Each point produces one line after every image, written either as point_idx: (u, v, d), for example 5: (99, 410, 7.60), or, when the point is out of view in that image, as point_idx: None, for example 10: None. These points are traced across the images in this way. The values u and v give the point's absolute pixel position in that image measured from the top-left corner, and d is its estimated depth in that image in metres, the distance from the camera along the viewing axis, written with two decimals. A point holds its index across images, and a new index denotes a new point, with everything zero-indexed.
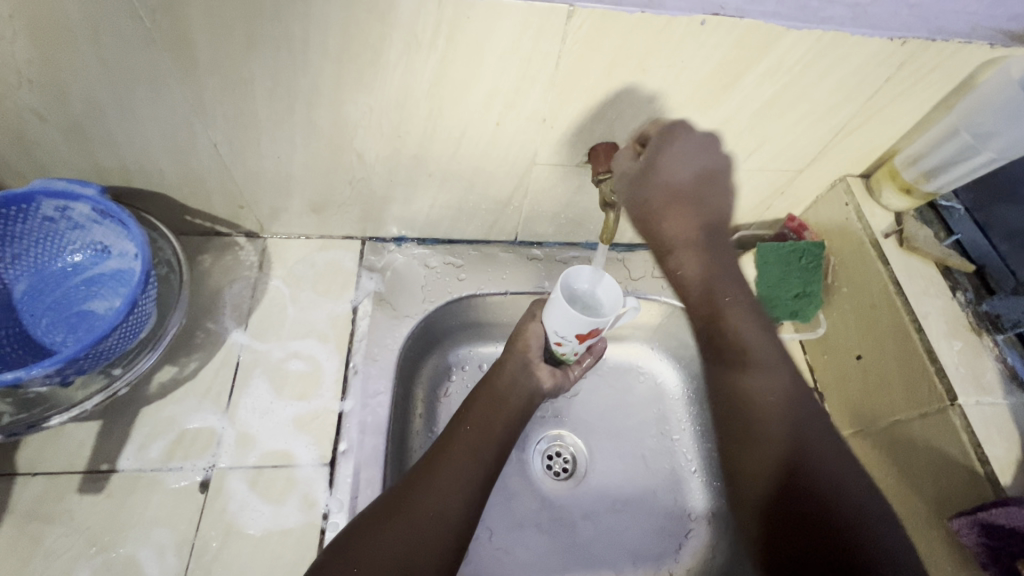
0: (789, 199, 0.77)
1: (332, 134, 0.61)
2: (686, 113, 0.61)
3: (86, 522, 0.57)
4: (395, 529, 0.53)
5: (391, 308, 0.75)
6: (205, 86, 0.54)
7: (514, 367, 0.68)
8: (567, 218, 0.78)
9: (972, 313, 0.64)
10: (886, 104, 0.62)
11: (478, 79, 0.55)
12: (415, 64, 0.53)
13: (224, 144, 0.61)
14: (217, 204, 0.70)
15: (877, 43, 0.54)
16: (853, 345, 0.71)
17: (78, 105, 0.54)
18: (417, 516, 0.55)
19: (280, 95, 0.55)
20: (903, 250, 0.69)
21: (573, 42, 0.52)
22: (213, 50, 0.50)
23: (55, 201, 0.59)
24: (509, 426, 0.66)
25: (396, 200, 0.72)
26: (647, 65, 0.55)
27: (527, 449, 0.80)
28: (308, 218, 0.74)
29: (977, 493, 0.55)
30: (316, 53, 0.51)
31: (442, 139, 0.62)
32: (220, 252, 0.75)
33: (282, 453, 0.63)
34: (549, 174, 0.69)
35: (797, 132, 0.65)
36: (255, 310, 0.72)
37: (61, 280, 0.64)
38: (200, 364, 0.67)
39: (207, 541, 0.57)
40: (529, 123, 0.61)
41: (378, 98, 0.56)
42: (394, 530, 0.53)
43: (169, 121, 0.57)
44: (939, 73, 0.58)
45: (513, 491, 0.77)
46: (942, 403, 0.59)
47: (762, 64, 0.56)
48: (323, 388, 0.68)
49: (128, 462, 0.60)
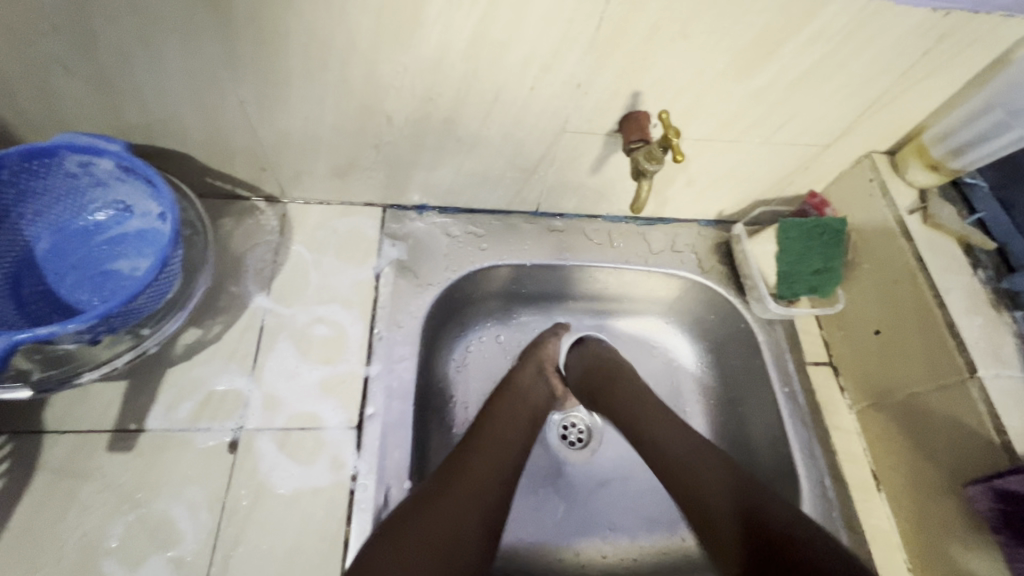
0: (812, 175, 0.77)
1: (363, 95, 0.59)
2: (722, 83, 0.60)
3: (117, 480, 0.57)
4: (433, 509, 0.55)
5: (414, 276, 0.75)
6: (237, 40, 0.52)
7: (533, 369, 0.76)
8: (590, 190, 0.78)
9: (991, 289, 0.65)
10: (920, 78, 0.62)
11: (516, 39, 0.54)
12: (454, 21, 0.52)
13: (252, 102, 0.59)
14: (239, 166, 0.69)
15: (921, 14, 0.54)
16: (872, 320, 0.73)
17: (105, 56, 0.53)
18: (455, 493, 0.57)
19: (312, 51, 0.54)
20: (926, 226, 0.69)
21: (617, 4, 0.51)
22: (248, 1, 0.49)
23: (79, 156, 0.57)
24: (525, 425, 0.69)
25: (421, 166, 0.71)
26: (688, 31, 0.54)
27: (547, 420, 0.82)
28: (330, 183, 0.73)
29: (992, 461, 0.57)
30: (355, 5, 0.50)
31: (475, 102, 0.61)
32: (241, 216, 0.74)
33: (309, 416, 0.63)
34: (579, 143, 0.68)
35: (830, 106, 0.65)
36: (277, 276, 0.71)
37: (83, 238, 0.63)
38: (224, 327, 0.67)
39: (238, 500, 0.58)
40: (564, 88, 0.60)
41: (413, 56, 0.55)
42: (435, 510, 0.54)
43: (198, 77, 0.56)
44: (978, 47, 0.58)
45: (532, 460, 0.78)
46: (960, 376, 0.60)
47: (803, 33, 0.55)
48: (348, 353, 0.68)
49: (157, 421, 0.60)
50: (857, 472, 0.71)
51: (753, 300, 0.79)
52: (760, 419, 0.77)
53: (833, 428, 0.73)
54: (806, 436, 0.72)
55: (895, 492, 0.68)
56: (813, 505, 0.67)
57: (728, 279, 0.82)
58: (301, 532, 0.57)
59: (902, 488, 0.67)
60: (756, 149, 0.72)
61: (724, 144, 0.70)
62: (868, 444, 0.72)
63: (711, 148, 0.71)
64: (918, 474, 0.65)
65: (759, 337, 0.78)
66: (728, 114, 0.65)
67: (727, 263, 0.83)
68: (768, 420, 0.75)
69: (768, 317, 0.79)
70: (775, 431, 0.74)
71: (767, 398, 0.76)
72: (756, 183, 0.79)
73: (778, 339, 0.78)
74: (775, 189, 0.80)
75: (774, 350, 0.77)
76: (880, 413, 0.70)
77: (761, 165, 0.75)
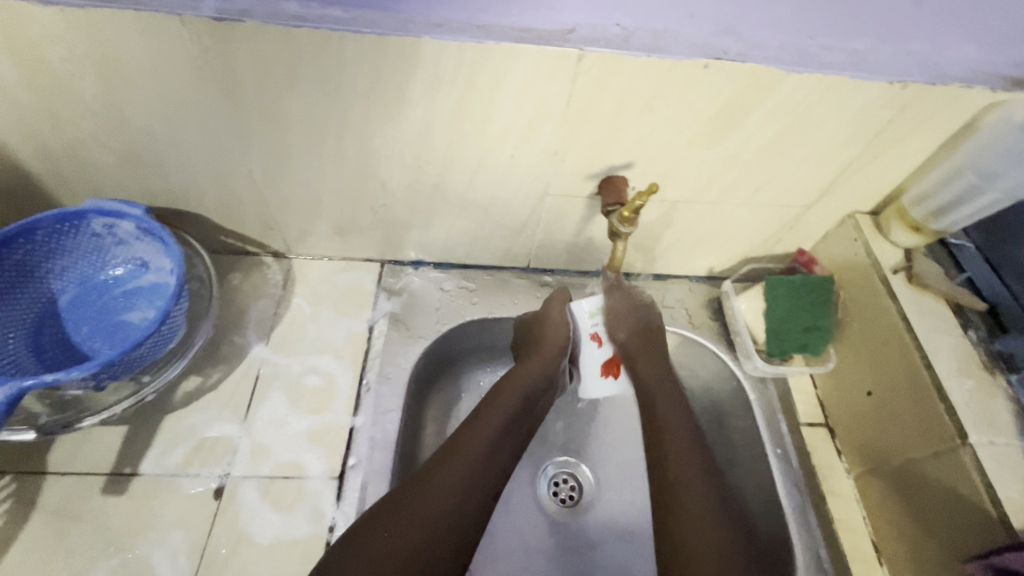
0: (799, 233, 0.78)
1: (356, 163, 0.65)
2: (692, 150, 0.64)
3: (107, 522, 0.60)
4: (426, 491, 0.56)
5: (406, 329, 0.77)
6: (244, 118, 0.59)
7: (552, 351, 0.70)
8: (579, 248, 0.80)
9: (984, 351, 0.65)
10: (889, 145, 0.63)
11: (493, 114, 0.59)
12: (436, 100, 0.57)
13: (258, 170, 0.66)
14: (248, 225, 0.75)
15: (879, 86, 0.56)
16: (863, 381, 0.72)
17: (132, 132, 0.60)
18: (444, 488, 0.57)
19: (311, 128, 0.60)
20: (912, 286, 0.69)
21: (583, 83, 0.55)
22: (254, 86, 0.55)
23: (104, 218, 0.64)
24: (522, 398, 0.67)
25: (415, 225, 0.75)
26: (654, 105, 0.58)
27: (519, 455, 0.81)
28: (331, 241, 0.78)
29: (992, 535, 0.55)
30: (346, 88, 0.56)
31: (460, 169, 0.66)
32: (248, 270, 0.79)
33: (293, 465, 0.65)
34: (562, 205, 0.72)
35: (803, 169, 0.67)
36: (277, 327, 0.75)
37: (102, 291, 0.69)
38: (223, 374, 0.71)
39: (218, 548, 0.59)
40: (543, 156, 0.64)
41: (402, 131, 0.61)
42: (429, 495, 0.56)
43: (210, 149, 0.63)
44: (942, 115, 0.59)
45: (503, 494, 0.78)
46: (953, 442, 0.59)
47: (766, 105, 0.58)
48: (336, 404, 0.70)
49: (150, 466, 0.63)
50: (855, 541, 0.68)
51: (743, 356, 0.78)
52: (752, 479, 0.74)
53: (830, 493, 0.71)
54: (801, 501, 0.69)
55: (897, 565, 0.65)
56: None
57: (719, 334, 0.81)
58: None
59: (905, 562, 0.65)
60: (737, 209, 0.73)
61: (706, 205, 0.72)
62: (867, 511, 0.70)
63: (694, 209, 0.73)
64: (918, 544, 0.63)
65: (751, 396, 0.76)
66: (704, 178, 0.68)
67: (718, 319, 0.82)
68: (760, 483, 0.72)
69: (759, 375, 0.78)
70: (768, 494, 0.71)
71: (759, 459, 0.73)
72: (743, 242, 0.80)
73: (770, 398, 0.76)
74: (762, 247, 0.81)
75: (767, 410, 0.75)
76: (877, 478, 0.68)
77: (745, 224, 0.76)
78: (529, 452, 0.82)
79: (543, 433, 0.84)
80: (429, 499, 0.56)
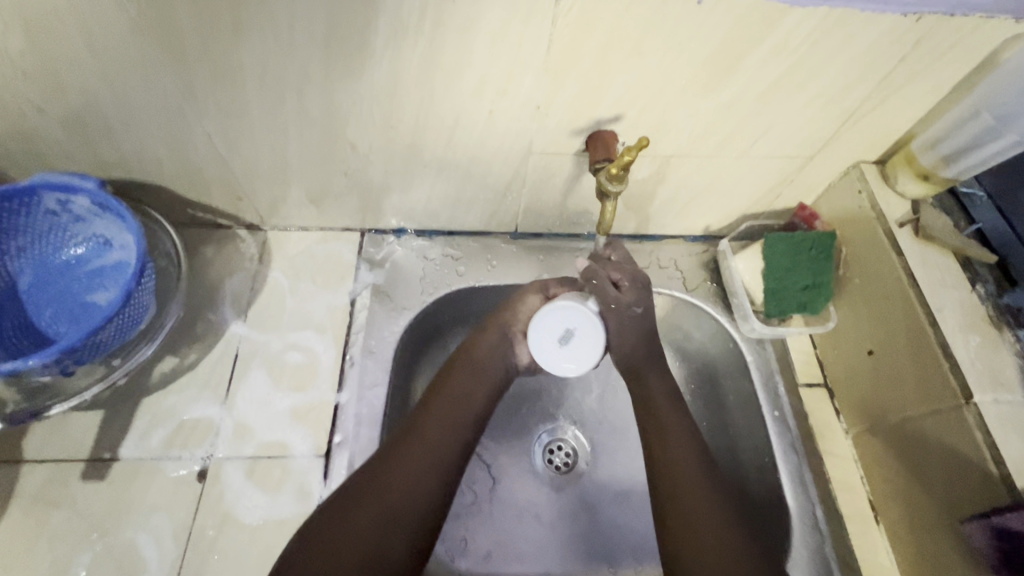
0: (800, 187, 0.74)
1: (322, 124, 0.60)
2: (685, 100, 0.59)
3: (89, 508, 0.59)
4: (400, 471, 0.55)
5: (389, 300, 0.74)
6: (193, 77, 0.54)
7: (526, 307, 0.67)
8: (568, 209, 0.76)
9: (992, 306, 0.62)
10: (900, 85, 0.58)
11: (467, 64, 0.53)
12: (402, 50, 0.52)
13: (218, 135, 0.61)
14: (216, 196, 0.70)
15: (890, 19, 0.50)
16: (864, 340, 0.69)
17: (75, 99, 0.55)
18: (415, 476, 0.55)
19: (268, 87, 0.55)
20: (919, 239, 0.66)
21: (564, 25, 0.50)
22: (202, 42, 0.50)
23: (56, 194, 0.60)
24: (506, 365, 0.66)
25: (393, 190, 0.71)
26: (642, 48, 0.52)
27: (502, 430, 0.79)
28: (307, 211, 0.74)
29: (992, 495, 0.54)
30: (302, 41, 0.50)
31: (436, 127, 0.61)
32: (221, 244, 0.75)
33: (278, 444, 0.64)
34: (547, 163, 0.67)
35: (805, 116, 0.62)
36: (254, 302, 0.72)
37: (64, 271, 0.65)
38: (200, 354, 0.68)
39: (203, 530, 0.58)
40: (523, 112, 0.59)
41: (367, 86, 0.56)
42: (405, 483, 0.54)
43: (162, 112, 0.58)
44: (959, 50, 0.54)
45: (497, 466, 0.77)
46: (956, 401, 0.57)
47: (764, 45, 0.53)
48: (319, 380, 0.68)
49: (129, 450, 0.62)
50: (852, 500, 0.68)
51: (740, 318, 0.75)
52: (748, 443, 0.73)
53: (826, 454, 0.70)
54: (798, 463, 0.67)
55: (891, 521, 0.65)
56: (804, 538, 0.63)
57: (715, 295, 0.78)
58: (265, 561, 0.58)
59: (899, 520, 0.64)
60: (734, 163, 0.69)
61: (701, 159, 0.68)
62: (863, 468, 0.69)
63: (688, 165, 0.68)
64: (916, 503, 0.62)
65: (748, 358, 0.74)
66: (699, 130, 0.63)
67: (714, 280, 0.79)
68: (756, 446, 0.71)
69: (757, 336, 0.75)
70: (763, 457, 0.70)
71: (755, 421, 0.72)
72: (741, 198, 0.75)
73: (767, 360, 0.74)
74: (761, 203, 0.77)
75: (764, 372, 0.73)
76: (875, 437, 0.67)
77: (744, 179, 0.72)
78: (519, 424, 0.80)
79: (532, 402, 0.82)
80: (415, 477, 0.55)
